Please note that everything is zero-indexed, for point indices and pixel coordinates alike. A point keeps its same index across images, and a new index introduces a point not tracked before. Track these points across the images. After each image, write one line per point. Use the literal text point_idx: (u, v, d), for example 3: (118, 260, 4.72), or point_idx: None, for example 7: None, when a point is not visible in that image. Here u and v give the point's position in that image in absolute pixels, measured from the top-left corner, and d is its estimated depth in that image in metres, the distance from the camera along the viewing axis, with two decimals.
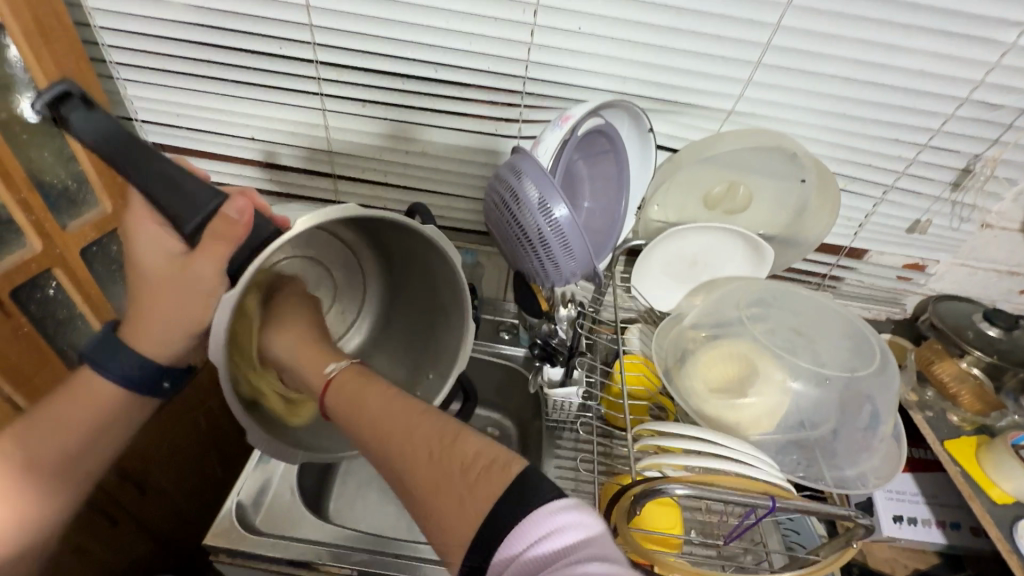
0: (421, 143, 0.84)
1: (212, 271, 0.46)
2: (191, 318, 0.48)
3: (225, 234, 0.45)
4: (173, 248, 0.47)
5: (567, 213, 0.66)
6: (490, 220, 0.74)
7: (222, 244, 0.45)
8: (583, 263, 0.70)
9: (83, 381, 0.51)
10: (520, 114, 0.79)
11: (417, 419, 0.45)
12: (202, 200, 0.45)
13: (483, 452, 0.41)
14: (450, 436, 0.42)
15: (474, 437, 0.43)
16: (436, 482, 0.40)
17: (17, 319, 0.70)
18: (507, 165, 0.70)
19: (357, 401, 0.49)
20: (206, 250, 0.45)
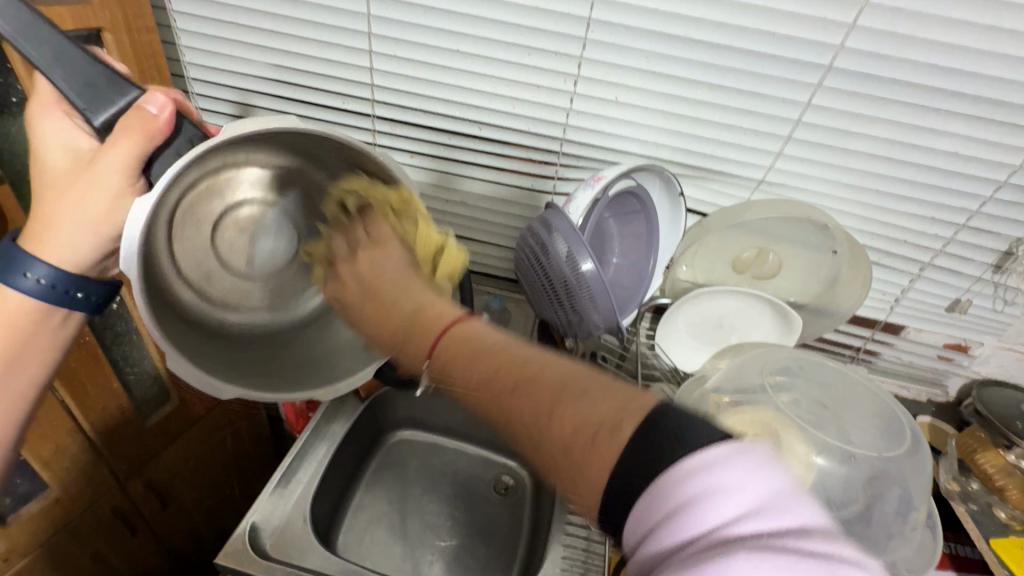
0: (461, 193, 0.89)
1: (124, 161, 0.47)
2: (100, 210, 0.50)
3: (134, 128, 0.46)
4: (87, 144, 0.50)
5: (593, 267, 0.68)
6: (519, 269, 0.77)
7: (137, 140, 0.46)
8: (608, 316, 0.71)
9: None
10: (556, 172, 0.84)
11: (543, 388, 0.42)
12: (119, 96, 0.47)
13: (595, 399, 0.41)
14: (589, 454, 0.39)
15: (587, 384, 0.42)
16: (561, 440, 0.40)
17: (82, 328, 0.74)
18: (538, 219, 0.73)
19: (454, 363, 0.47)
20: (118, 137, 0.46)
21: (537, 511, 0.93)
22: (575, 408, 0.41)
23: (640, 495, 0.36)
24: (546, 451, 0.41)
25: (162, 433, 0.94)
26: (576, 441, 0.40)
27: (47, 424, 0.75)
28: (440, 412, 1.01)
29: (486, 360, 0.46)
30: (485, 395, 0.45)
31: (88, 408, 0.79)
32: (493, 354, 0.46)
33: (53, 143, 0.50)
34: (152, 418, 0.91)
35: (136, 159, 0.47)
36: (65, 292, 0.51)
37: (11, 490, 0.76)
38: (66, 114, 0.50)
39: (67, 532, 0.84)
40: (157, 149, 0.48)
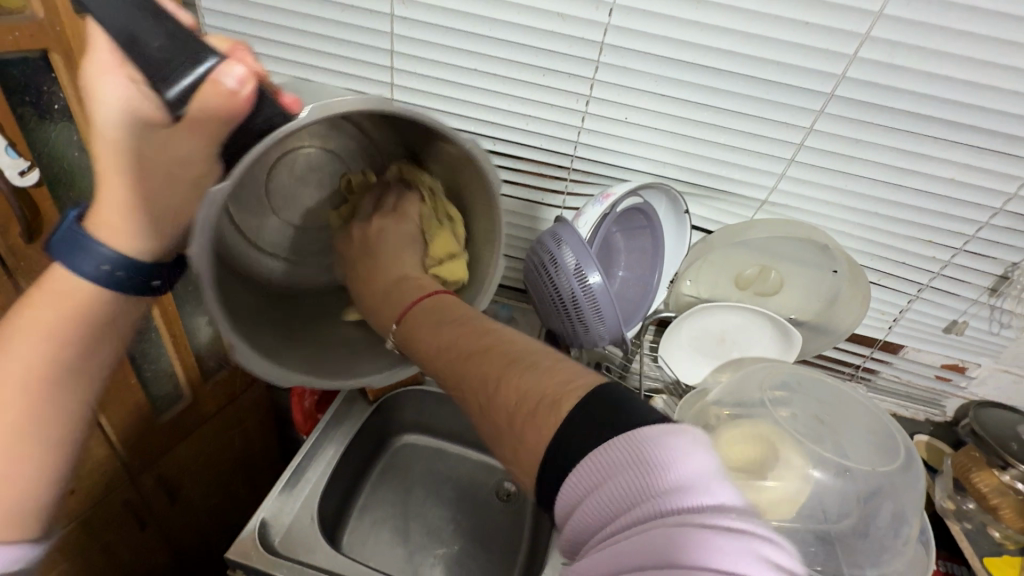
0: None
1: (197, 145, 0.47)
2: (168, 198, 0.50)
3: (205, 101, 0.43)
4: (152, 113, 0.46)
5: (600, 280, 0.71)
6: (528, 278, 0.80)
7: (211, 120, 0.45)
8: (613, 328, 0.74)
9: (54, 278, 0.49)
10: (565, 186, 0.86)
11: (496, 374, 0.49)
12: (193, 61, 0.42)
13: (518, 371, 0.48)
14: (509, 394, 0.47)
15: (526, 361, 0.49)
16: (504, 406, 0.46)
17: None
18: (547, 232, 0.76)
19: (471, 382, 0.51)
20: (192, 120, 0.44)
21: (538, 519, 0.94)
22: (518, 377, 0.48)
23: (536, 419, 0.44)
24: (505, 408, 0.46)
25: (175, 430, 0.96)
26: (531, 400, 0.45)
27: None
28: (445, 418, 1.03)
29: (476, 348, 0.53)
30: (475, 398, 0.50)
31: (108, 401, 0.81)
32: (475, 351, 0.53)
33: (111, 102, 0.46)
34: (165, 414, 0.94)
35: (213, 142, 0.47)
36: (141, 281, 0.52)
37: None
38: (123, 75, 0.46)
39: (81, 524, 0.86)
40: (226, 144, 0.47)
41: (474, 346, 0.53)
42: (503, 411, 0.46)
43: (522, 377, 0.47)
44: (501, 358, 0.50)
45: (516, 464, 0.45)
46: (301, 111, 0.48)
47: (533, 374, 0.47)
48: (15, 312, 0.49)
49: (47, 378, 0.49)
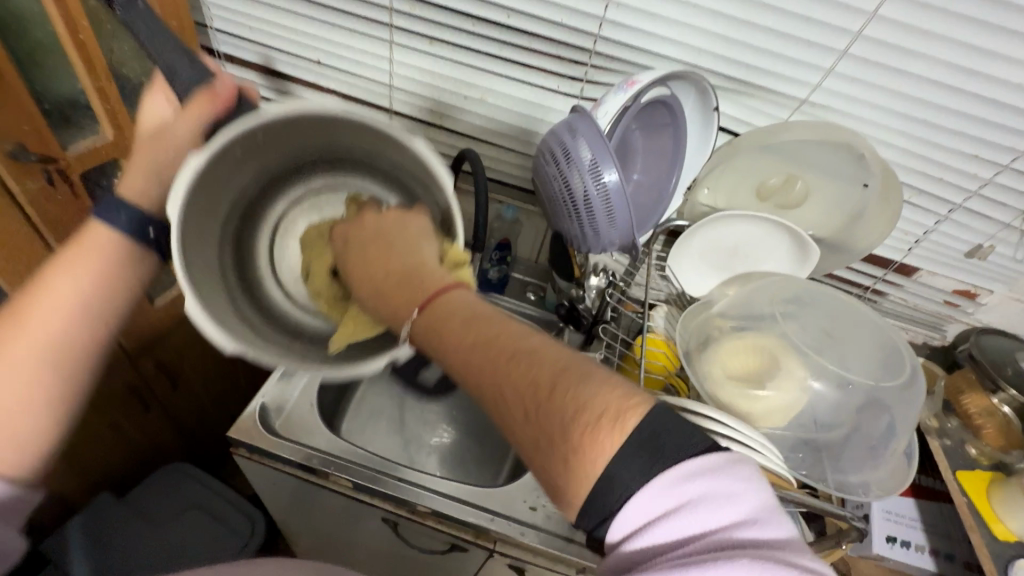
0: (481, 90, 0.80)
1: (188, 127, 0.48)
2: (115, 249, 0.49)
3: (206, 97, 0.47)
4: (167, 111, 0.51)
5: (617, 178, 0.65)
6: (538, 175, 0.74)
7: (206, 106, 0.47)
8: (624, 232, 0.70)
9: (83, 241, 0.47)
10: (586, 73, 0.75)
11: (522, 370, 0.39)
12: (199, 67, 0.47)
13: (571, 373, 0.39)
14: (543, 404, 0.38)
15: (569, 359, 0.40)
16: (545, 414, 0.38)
17: (84, 202, 0.72)
18: (562, 124, 0.70)
19: (481, 367, 0.41)
20: (188, 109, 0.47)
21: None
22: (556, 375, 0.39)
23: (578, 444, 0.37)
24: (535, 421, 0.38)
25: (170, 317, 0.95)
26: (579, 413, 0.37)
27: None
28: None
29: (495, 332, 0.42)
30: (489, 394, 0.41)
31: None
32: (487, 335, 0.42)
33: (150, 118, 0.52)
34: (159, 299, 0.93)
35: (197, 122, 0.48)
36: (140, 227, 0.48)
37: None
38: (166, 95, 0.52)
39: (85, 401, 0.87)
40: (210, 125, 0.48)
41: (506, 345, 0.41)
42: (547, 412, 0.38)
43: (588, 391, 0.38)
44: (555, 374, 0.38)
45: (537, 458, 0.39)
46: (265, 109, 0.46)
47: (593, 386, 0.38)
48: (30, 281, 0.45)
49: (61, 332, 0.44)
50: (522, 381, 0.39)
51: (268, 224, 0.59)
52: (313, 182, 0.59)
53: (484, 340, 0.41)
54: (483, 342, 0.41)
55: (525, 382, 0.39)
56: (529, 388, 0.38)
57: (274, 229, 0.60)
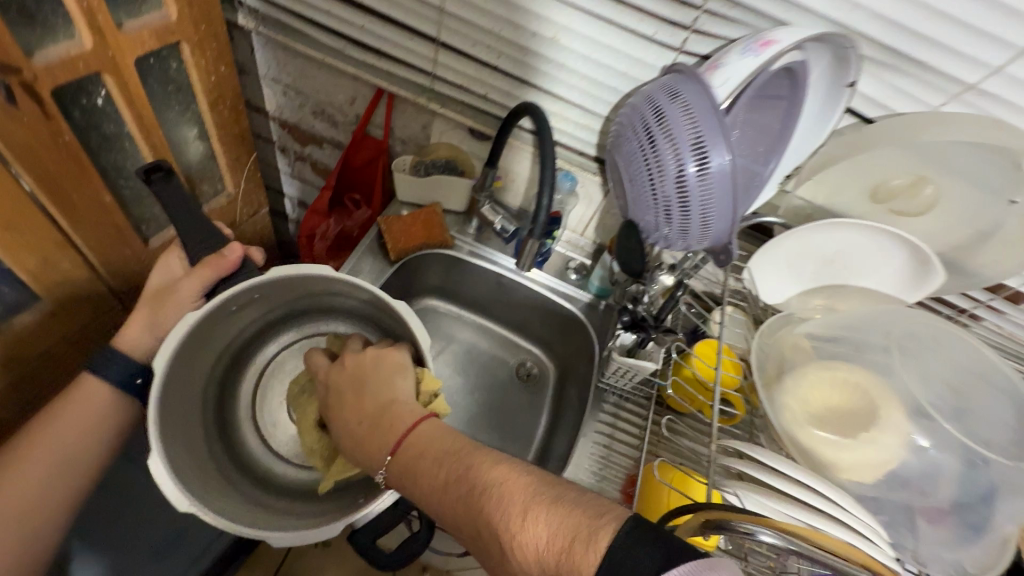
0: (556, 26, 0.62)
1: (197, 287, 0.57)
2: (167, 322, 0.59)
3: (212, 264, 0.55)
4: (177, 268, 0.60)
5: (728, 163, 0.51)
6: (617, 150, 0.60)
7: (211, 273, 0.56)
8: (720, 231, 0.56)
9: (86, 388, 0.57)
10: (695, 20, 0.57)
11: (494, 477, 0.47)
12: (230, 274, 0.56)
13: (550, 501, 0.44)
14: (522, 523, 0.43)
15: (543, 487, 0.45)
16: (529, 544, 0.42)
17: (59, 126, 0.58)
18: (658, 87, 0.56)
19: (460, 510, 0.47)
20: (197, 272, 0.56)
21: (559, 407, 0.92)
22: (528, 489, 0.45)
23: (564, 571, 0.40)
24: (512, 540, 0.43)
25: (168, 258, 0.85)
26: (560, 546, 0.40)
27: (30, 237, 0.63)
28: (473, 284, 0.93)
29: (473, 462, 0.49)
30: (468, 522, 0.46)
31: (78, 221, 0.67)
32: (466, 453, 0.50)
33: (159, 273, 0.61)
34: (154, 240, 0.82)
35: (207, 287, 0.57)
36: (132, 380, 0.59)
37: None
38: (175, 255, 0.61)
39: (74, 345, 0.78)
40: (217, 286, 0.57)
41: (470, 461, 0.49)
42: (535, 547, 0.42)
43: (553, 512, 0.43)
44: (514, 489, 0.45)
45: None
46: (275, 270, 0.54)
47: (557, 510, 0.43)
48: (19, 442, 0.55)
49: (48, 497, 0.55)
50: (494, 497, 0.45)
51: (250, 365, 0.68)
52: (281, 337, 0.70)
53: (453, 456, 0.50)
54: (457, 454, 0.50)
55: (495, 513, 0.45)
56: (489, 508, 0.45)
57: (259, 372, 0.69)
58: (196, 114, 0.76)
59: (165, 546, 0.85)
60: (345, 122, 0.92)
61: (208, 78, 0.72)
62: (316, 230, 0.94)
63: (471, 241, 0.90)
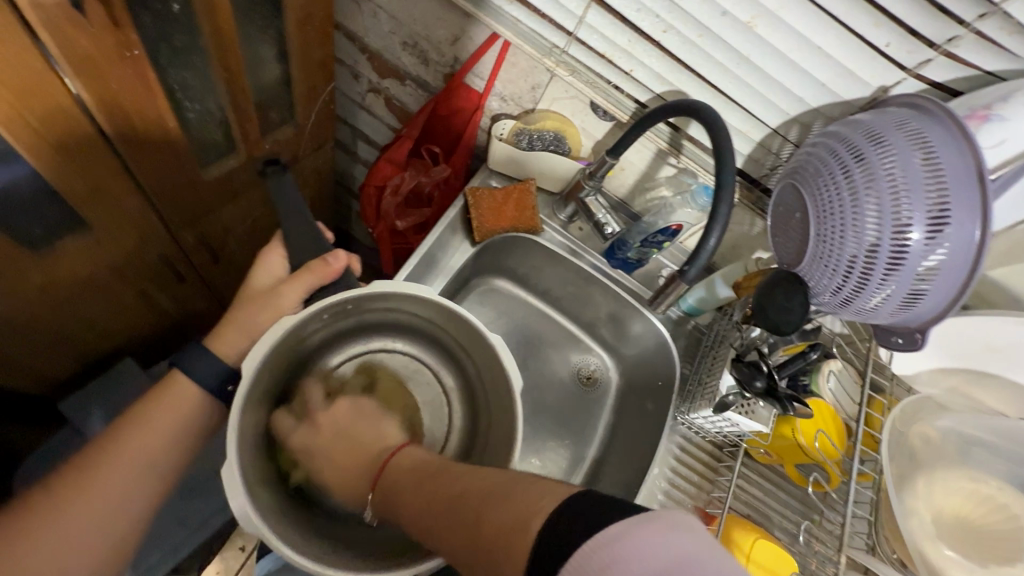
0: (756, 10, 0.49)
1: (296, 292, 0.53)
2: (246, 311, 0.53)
3: (315, 270, 0.52)
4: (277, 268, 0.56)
5: (978, 240, 0.40)
6: (803, 187, 0.48)
7: (310, 278, 0.52)
8: (923, 314, 0.44)
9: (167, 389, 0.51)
10: (952, 40, 0.44)
11: (459, 480, 0.37)
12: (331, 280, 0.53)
13: (521, 488, 0.32)
14: (484, 511, 0.32)
15: (514, 478, 0.34)
16: (488, 540, 0.31)
17: (129, 37, 0.47)
18: (885, 118, 0.44)
19: (422, 514, 0.38)
20: (297, 278, 0.52)
21: (618, 422, 0.84)
22: (490, 479, 0.35)
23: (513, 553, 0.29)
24: (477, 533, 0.32)
25: (223, 189, 0.75)
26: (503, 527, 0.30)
27: (84, 162, 0.53)
28: (547, 277, 0.82)
29: (442, 474, 0.39)
30: (435, 532, 0.36)
31: (137, 148, 0.57)
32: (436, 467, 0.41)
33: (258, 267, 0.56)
34: (213, 171, 0.70)
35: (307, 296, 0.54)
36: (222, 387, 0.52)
37: (41, 223, 0.58)
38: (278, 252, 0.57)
39: (115, 275, 0.70)
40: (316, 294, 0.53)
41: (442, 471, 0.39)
42: (490, 541, 0.31)
43: (505, 497, 0.32)
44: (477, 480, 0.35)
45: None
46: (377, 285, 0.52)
47: (506, 503, 0.31)
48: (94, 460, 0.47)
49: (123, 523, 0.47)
50: (458, 496, 0.35)
51: (311, 379, 0.62)
52: (344, 352, 0.64)
53: (428, 469, 0.41)
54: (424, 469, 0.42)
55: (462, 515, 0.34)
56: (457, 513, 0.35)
57: (320, 386, 0.63)
58: (278, 32, 0.63)
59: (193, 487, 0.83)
60: (438, 63, 0.77)
61: None
62: (387, 183, 0.83)
63: (561, 229, 0.79)
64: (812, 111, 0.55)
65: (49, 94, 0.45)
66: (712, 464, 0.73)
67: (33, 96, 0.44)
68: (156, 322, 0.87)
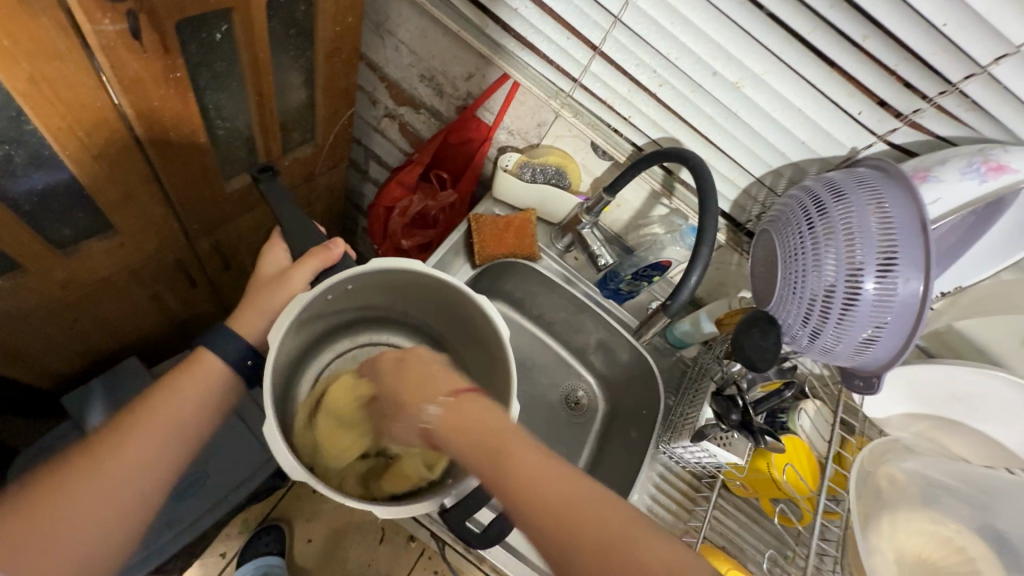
0: (743, 72, 0.54)
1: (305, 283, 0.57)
2: (255, 314, 0.56)
3: (317, 258, 0.58)
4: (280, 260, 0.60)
5: (919, 292, 0.44)
6: (774, 234, 0.52)
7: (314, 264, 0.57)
8: (878, 357, 0.48)
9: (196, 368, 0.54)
10: (916, 112, 0.49)
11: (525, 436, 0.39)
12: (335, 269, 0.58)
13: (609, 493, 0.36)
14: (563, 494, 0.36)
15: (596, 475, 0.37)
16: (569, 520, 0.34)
17: (174, 62, 0.52)
18: (848, 177, 0.48)
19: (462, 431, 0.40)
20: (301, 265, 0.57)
21: (603, 449, 0.86)
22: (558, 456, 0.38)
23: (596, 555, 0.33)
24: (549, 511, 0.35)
25: (241, 201, 0.79)
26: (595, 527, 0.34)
27: (118, 169, 0.57)
28: (544, 304, 0.86)
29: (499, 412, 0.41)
30: (477, 460, 0.38)
31: (167, 160, 0.61)
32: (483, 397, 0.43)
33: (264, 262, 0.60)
34: (234, 183, 0.75)
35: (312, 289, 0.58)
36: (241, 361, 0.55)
37: (71, 222, 0.62)
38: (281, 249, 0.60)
39: (129, 275, 0.73)
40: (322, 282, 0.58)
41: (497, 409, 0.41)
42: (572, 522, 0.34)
43: (590, 490, 0.35)
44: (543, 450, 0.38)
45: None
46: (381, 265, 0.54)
47: (603, 499, 0.35)
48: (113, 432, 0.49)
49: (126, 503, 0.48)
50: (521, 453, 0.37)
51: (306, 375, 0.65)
52: (336, 347, 0.68)
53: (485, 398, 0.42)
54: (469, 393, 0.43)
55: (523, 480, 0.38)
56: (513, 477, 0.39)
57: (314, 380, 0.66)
58: (308, 62, 0.68)
59: (185, 489, 0.84)
60: (452, 95, 0.82)
61: (333, 27, 0.64)
62: (395, 204, 0.88)
63: (557, 258, 0.83)
64: (791, 163, 0.59)
65: (98, 108, 0.50)
66: (690, 494, 0.75)
67: (81, 109, 0.49)
68: (163, 322, 0.89)
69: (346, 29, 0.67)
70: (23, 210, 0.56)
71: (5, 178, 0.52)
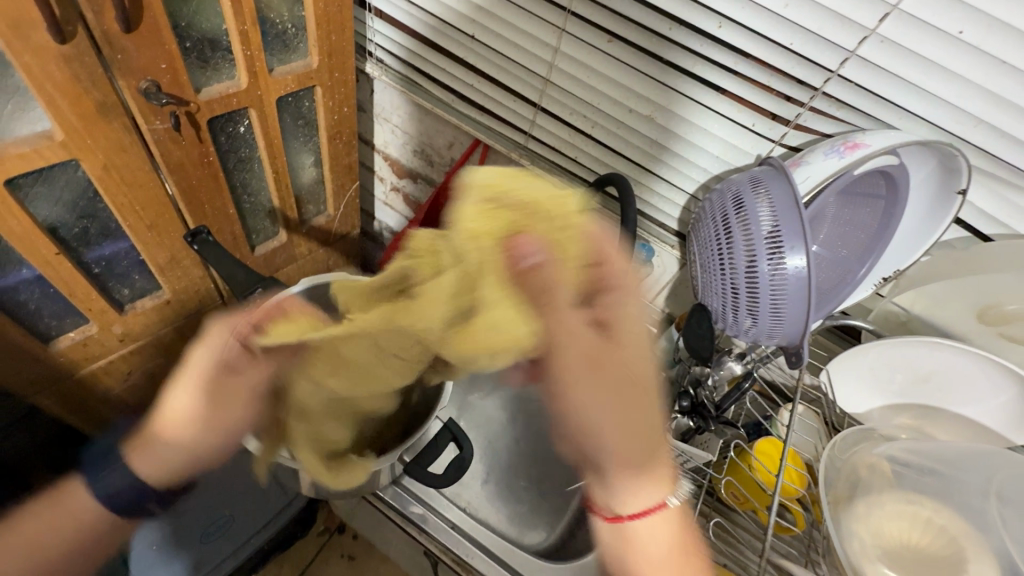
0: (653, 106, 0.65)
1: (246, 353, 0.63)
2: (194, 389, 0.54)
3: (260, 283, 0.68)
4: None
5: (804, 262, 0.49)
6: (696, 235, 0.59)
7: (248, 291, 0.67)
8: (795, 327, 0.52)
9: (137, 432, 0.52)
10: (797, 115, 0.57)
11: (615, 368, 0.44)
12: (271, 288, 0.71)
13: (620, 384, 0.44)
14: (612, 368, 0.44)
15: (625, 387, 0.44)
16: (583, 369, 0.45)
17: (206, 148, 0.68)
18: (745, 177, 0.55)
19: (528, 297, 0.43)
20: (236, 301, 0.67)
21: None
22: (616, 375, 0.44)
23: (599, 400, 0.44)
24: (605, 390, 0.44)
25: (269, 265, 0.93)
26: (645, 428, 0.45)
27: (165, 236, 0.72)
28: None
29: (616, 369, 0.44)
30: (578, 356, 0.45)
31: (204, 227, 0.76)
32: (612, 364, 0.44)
33: None
34: (260, 248, 0.89)
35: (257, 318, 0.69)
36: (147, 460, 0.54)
37: (129, 283, 0.77)
38: None
39: (172, 330, 0.86)
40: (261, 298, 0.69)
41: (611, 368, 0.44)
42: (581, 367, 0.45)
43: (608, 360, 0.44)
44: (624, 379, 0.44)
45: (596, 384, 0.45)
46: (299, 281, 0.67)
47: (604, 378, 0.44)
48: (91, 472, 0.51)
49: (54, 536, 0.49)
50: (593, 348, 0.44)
51: None
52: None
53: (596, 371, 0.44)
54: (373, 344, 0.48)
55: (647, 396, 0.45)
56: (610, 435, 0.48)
57: None
58: (316, 145, 0.86)
59: (212, 532, 0.85)
60: (440, 163, 0.97)
61: (332, 116, 0.81)
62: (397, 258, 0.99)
63: None
64: (714, 176, 0.67)
65: (151, 188, 0.66)
66: None
67: (138, 188, 0.64)
68: None
69: (342, 117, 0.83)
70: (93, 273, 0.71)
71: (82, 247, 0.67)
